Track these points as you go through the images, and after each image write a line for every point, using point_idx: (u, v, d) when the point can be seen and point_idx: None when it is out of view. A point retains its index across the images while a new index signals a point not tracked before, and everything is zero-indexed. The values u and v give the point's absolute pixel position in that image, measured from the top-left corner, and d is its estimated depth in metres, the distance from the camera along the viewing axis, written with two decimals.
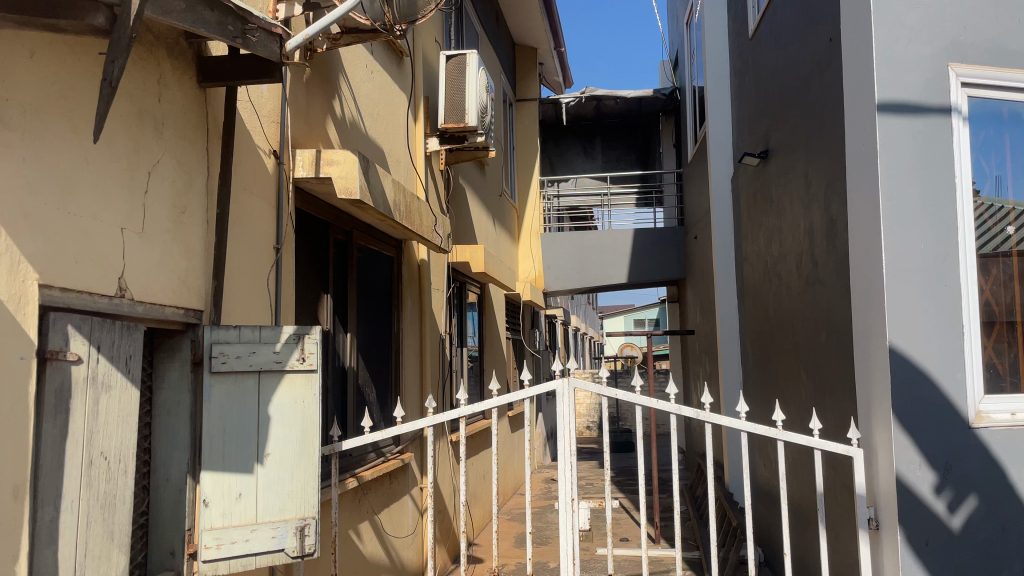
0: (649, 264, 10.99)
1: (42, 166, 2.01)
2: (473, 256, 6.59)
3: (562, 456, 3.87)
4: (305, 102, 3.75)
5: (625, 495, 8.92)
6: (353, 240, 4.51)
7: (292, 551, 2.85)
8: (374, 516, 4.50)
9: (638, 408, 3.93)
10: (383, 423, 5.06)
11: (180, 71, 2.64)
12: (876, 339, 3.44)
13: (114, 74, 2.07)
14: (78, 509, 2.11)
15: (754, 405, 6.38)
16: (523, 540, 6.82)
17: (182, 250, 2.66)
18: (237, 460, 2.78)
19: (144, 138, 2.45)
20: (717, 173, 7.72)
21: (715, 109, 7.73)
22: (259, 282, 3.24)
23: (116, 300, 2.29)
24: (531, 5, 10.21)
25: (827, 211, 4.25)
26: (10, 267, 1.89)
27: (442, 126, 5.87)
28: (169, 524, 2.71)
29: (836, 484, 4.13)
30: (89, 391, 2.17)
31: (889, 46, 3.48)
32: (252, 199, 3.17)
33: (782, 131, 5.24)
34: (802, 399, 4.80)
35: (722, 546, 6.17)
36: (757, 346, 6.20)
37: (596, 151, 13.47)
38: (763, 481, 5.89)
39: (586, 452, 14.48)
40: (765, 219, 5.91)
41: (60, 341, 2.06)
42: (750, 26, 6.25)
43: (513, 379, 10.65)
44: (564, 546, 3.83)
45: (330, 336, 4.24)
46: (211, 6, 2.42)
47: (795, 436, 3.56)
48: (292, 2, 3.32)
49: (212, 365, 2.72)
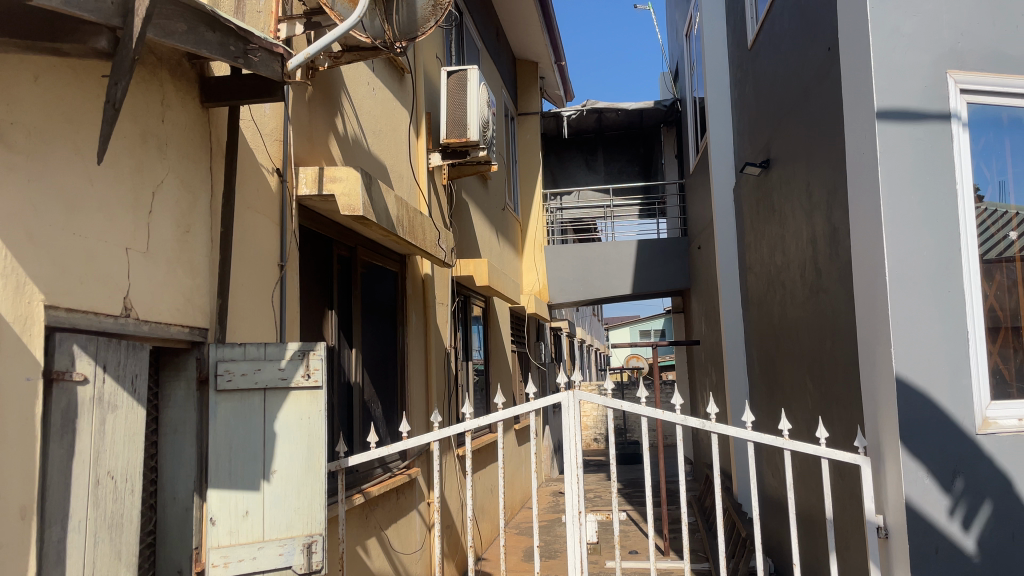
0: (653, 275, 11.00)
1: (45, 189, 2.03)
2: (477, 270, 6.57)
3: (568, 468, 3.80)
4: (308, 120, 3.79)
5: (632, 508, 8.89)
6: (357, 256, 4.53)
7: (299, 568, 2.84)
8: (382, 533, 4.50)
9: (645, 419, 3.85)
10: (389, 439, 5.07)
11: (182, 92, 2.67)
12: (881, 347, 3.43)
13: (117, 95, 2.08)
14: (85, 528, 2.12)
15: (760, 414, 6.36)
16: (531, 554, 6.81)
17: (186, 269, 2.68)
18: (243, 478, 2.78)
19: (147, 158, 2.47)
20: (718, 183, 7.74)
21: (717, 119, 7.75)
22: (264, 298, 3.26)
23: (122, 319, 2.31)
24: (532, 19, 10.26)
25: (829, 219, 4.26)
26: (16, 289, 1.91)
27: (444, 140, 5.89)
28: (176, 542, 2.72)
29: (843, 491, 4.13)
30: (95, 411, 2.17)
31: (886, 54, 3.50)
32: (255, 218, 3.19)
33: (782, 140, 5.28)
34: (808, 409, 4.78)
35: (732, 557, 6.12)
36: (763, 355, 6.17)
37: (598, 163, 13.51)
38: (771, 489, 5.88)
39: (596, 464, 14.46)
40: (766, 228, 5.95)
41: (67, 361, 2.06)
42: (748, 36, 6.30)
43: (519, 392, 10.66)
44: (572, 559, 3.81)
45: (335, 352, 4.25)
46: (213, 28, 2.44)
47: (803, 445, 3.52)
48: (294, 20, 3.39)
49: (217, 382, 2.74)
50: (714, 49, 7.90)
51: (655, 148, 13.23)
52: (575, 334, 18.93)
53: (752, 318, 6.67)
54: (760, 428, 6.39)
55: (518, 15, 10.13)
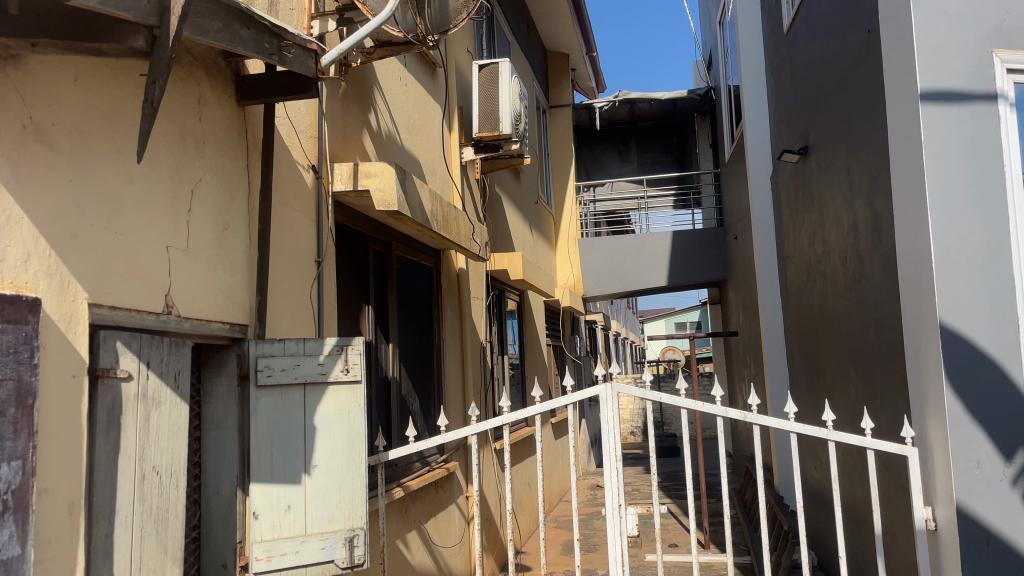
0: (689, 267, 10.90)
1: (88, 188, 2.06)
2: (511, 263, 6.58)
3: (607, 462, 3.74)
4: (342, 115, 3.80)
5: (672, 501, 8.84)
6: (392, 251, 4.56)
7: (342, 562, 2.83)
8: (422, 526, 4.52)
9: (684, 412, 3.76)
10: (427, 432, 5.09)
11: (219, 90, 2.69)
12: (928, 334, 3.35)
13: (155, 94, 2.09)
14: (133, 523, 2.15)
15: (802, 405, 6.27)
16: (571, 548, 6.81)
17: (226, 266, 2.70)
18: (285, 471, 2.79)
19: (186, 157, 2.50)
20: (756, 172, 7.63)
21: (752, 107, 7.64)
22: (302, 294, 3.28)
23: (163, 316, 2.34)
24: (563, 10, 10.18)
25: (871, 205, 4.16)
26: (60, 286, 1.94)
27: (477, 135, 5.91)
28: (221, 536, 2.77)
29: (890, 484, 4.05)
30: (139, 408, 2.20)
31: (930, 35, 3.40)
32: (292, 214, 3.21)
33: (821, 127, 5.17)
34: (851, 399, 4.70)
35: (774, 550, 6.08)
36: (804, 346, 6.08)
37: (631, 154, 13.42)
38: (815, 482, 5.80)
39: (634, 457, 14.44)
40: (806, 216, 5.83)
41: (111, 359, 2.09)
42: (785, 22, 6.19)
43: (556, 386, 10.65)
44: (613, 554, 3.74)
45: (372, 347, 4.27)
46: (248, 25, 2.44)
47: (847, 436, 3.40)
48: (326, 17, 3.39)
49: (257, 378, 2.77)
50: (748, 35, 7.78)
51: (689, 138, 13.11)
52: (611, 328, 18.90)
53: (791, 309, 6.57)
54: (801, 419, 6.31)
55: (550, 6, 10.04)
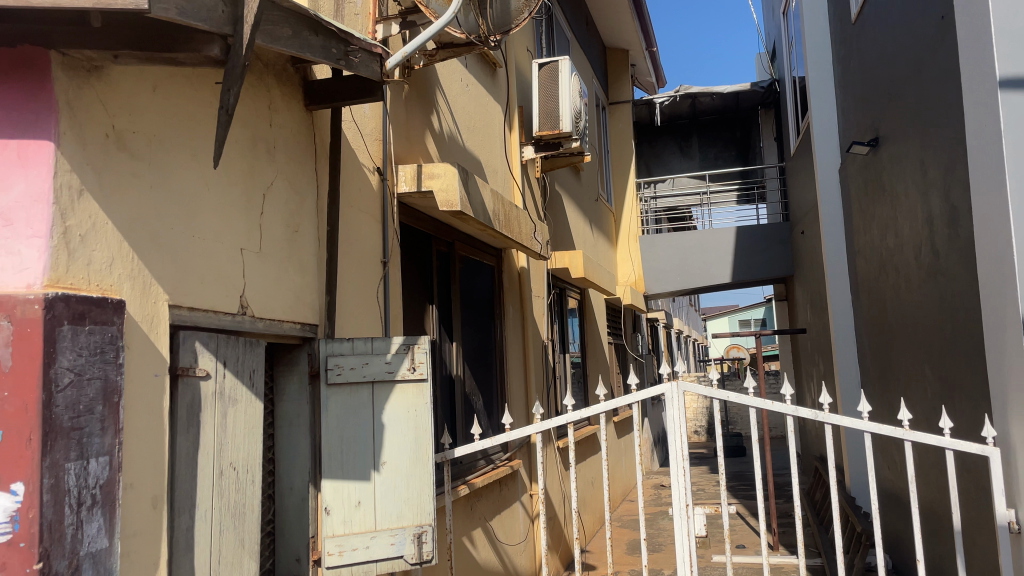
0: (754, 263, 10.70)
1: (168, 193, 2.14)
2: (572, 262, 6.57)
3: (673, 461, 3.70)
4: (405, 117, 3.86)
5: (739, 501, 8.70)
6: (455, 250, 4.60)
7: (411, 558, 2.87)
8: (487, 524, 4.55)
9: (753, 411, 3.70)
10: (490, 430, 5.09)
11: (288, 96, 2.76)
12: (1011, 330, 3.22)
13: (229, 101, 2.15)
14: (212, 517, 2.22)
15: (875, 404, 6.09)
16: (636, 547, 6.77)
17: (297, 267, 2.77)
18: (355, 468, 2.84)
19: (258, 162, 2.57)
20: (823, 165, 7.44)
21: (819, 99, 7.45)
22: (369, 294, 3.34)
23: (238, 317, 2.41)
24: (622, 6, 10.10)
25: (947, 197, 4.02)
26: (142, 288, 2.02)
27: (537, 133, 5.91)
28: (294, 530, 2.85)
29: (971, 485, 3.91)
30: (217, 405, 2.28)
31: (1009, 19, 3.27)
32: (359, 216, 3.27)
33: (892, 117, 5.02)
34: (928, 398, 4.56)
35: (846, 552, 5.93)
36: (876, 344, 5.91)
37: (692, 150, 13.24)
38: (890, 483, 5.63)
39: (700, 457, 14.26)
40: (877, 210, 5.66)
41: (190, 359, 2.16)
42: (853, 11, 6.01)
43: (618, 385, 10.59)
44: (680, 554, 3.69)
45: (437, 345, 4.32)
46: (316, 31, 2.49)
47: (925, 436, 3.28)
48: (390, 21, 3.47)
49: (328, 376, 2.83)
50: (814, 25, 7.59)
51: (752, 131, 12.87)
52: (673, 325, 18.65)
53: (862, 305, 6.39)
54: (874, 418, 6.14)
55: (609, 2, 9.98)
